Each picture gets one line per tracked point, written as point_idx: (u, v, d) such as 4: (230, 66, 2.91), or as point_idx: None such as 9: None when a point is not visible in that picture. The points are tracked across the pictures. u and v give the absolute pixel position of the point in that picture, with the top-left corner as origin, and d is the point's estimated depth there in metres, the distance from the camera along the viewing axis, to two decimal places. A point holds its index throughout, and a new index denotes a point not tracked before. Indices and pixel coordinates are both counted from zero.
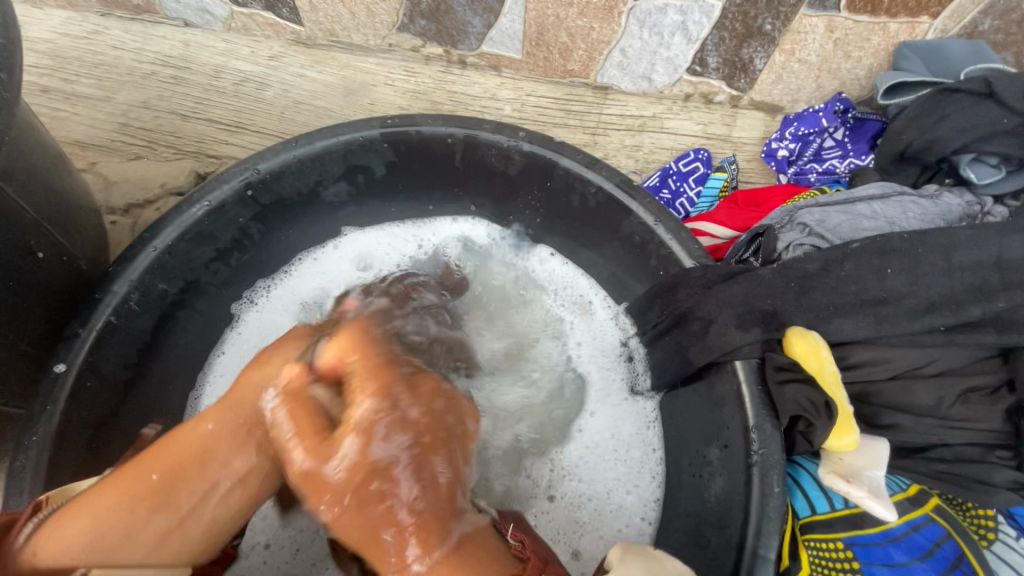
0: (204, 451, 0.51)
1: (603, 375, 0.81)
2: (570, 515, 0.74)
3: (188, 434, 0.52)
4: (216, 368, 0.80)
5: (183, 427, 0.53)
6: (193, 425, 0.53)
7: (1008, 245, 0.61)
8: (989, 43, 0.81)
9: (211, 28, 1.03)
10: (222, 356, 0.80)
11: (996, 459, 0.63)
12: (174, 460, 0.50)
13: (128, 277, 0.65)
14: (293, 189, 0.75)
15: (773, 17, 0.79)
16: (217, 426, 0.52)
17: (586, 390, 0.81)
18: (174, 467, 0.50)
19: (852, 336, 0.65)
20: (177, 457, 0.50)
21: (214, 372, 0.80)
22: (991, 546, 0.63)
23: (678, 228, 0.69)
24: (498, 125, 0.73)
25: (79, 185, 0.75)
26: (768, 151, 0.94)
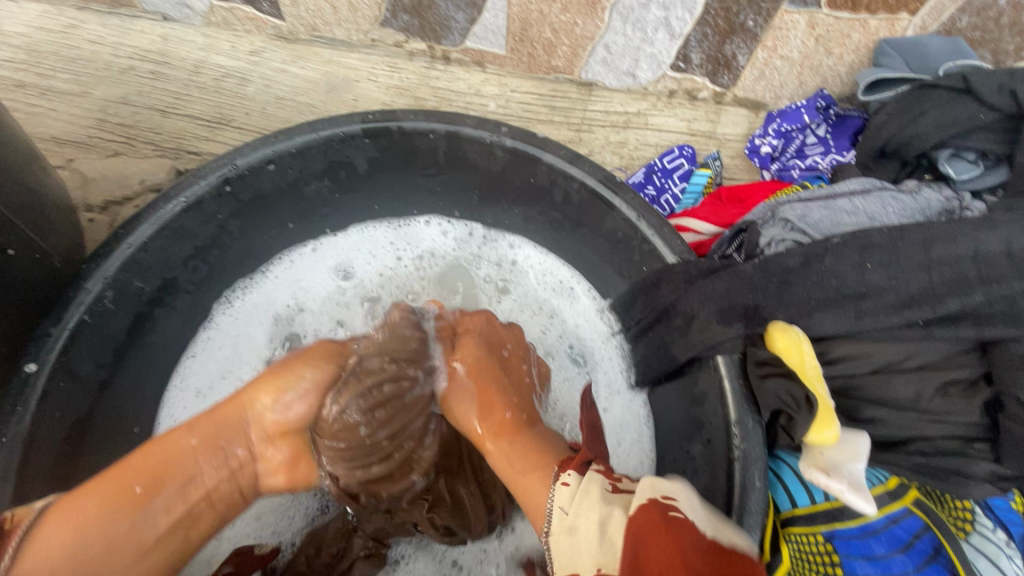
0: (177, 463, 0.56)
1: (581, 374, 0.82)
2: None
3: (164, 445, 0.56)
4: (189, 371, 0.79)
5: (158, 439, 0.57)
6: (176, 436, 0.57)
7: (985, 239, 0.61)
8: (967, 40, 0.82)
9: (190, 23, 1.01)
10: (195, 359, 0.80)
11: (974, 451, 0.65)
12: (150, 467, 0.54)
13: (102, 274, 0.64)
14: (273, 184, 0.74)
15: (755, 14, 0.79)
16: (201, 440, 0.58)
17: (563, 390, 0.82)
18: (156, 476, 0.54)
19: (833, 331, 0.65)
20: (153, 466, 0.55)
21: (185, 373, 0.79)
22: (969, 537, 0.63)
23: (661, 224, 0.68)
24: (480, 120, 0.72)
25: (54, 181, 0.73)
26: (751, 148, 0.95)
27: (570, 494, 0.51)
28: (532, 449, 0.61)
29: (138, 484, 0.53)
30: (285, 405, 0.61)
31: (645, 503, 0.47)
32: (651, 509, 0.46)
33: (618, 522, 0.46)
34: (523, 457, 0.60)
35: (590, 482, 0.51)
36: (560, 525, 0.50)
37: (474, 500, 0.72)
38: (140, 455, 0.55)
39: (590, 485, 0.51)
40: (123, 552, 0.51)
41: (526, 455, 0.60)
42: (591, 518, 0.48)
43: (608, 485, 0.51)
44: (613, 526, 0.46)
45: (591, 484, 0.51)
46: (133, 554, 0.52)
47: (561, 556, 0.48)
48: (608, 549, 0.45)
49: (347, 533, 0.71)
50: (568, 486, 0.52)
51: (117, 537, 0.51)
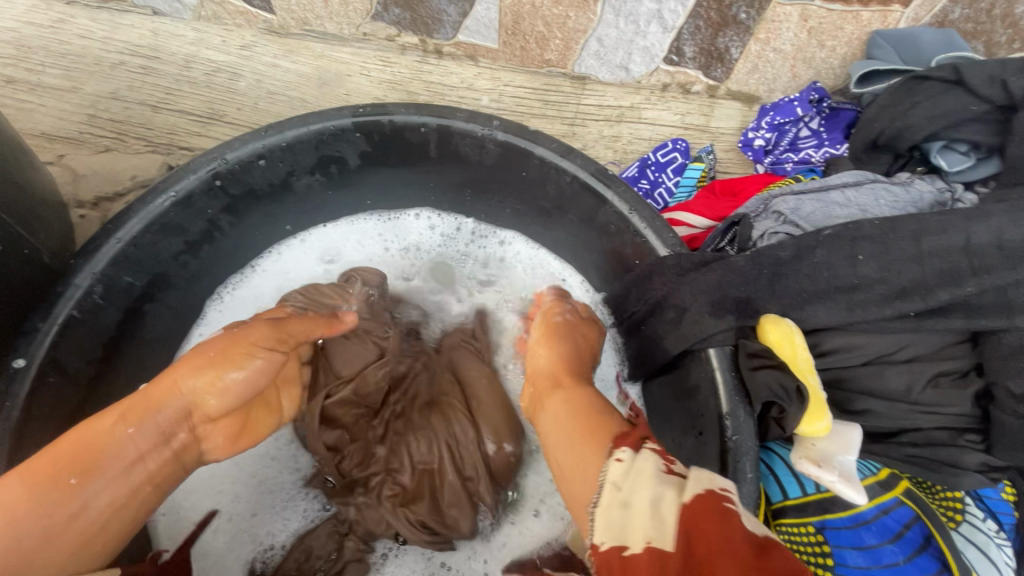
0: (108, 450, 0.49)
1: None
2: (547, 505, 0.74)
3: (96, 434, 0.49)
4: None
5: (90, 427, 0.50)
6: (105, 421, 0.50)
7: (976, 230, 0.61)
8: (959, 32, 0.82)
9: (181, 17, 1.00)
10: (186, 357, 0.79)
11: (965, 442, 0.65)
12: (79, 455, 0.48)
13: (91, 268, 0.63)
14: (263, 179, 0.74)
15: (747, 6, 0.79)
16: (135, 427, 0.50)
17: None
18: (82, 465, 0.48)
19: (825, 323, 0.65)
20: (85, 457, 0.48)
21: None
22: (959, 527, 0.64)
23: (653, 217, 0.68)
24: (471, 114, 0.72)
25: (43, 176, 0.73)
26: (744, 140, 0.95)
27: (625, 470, 0.42)
28: (592, 420, 0.51)
29: (60, 469, 0.47)
30: (228, 391, 0.54)
31: (700, 493, 0.38)
32: (704, 497, 0.37)
33: (665, 500, 0.38)
34: (580, 430, 0.51)
35: (646, 461, 0.42)
36: (612, 498, 0.41)
37: (455, 496, 0.67)
38: (65, 442, 0.49)
39: (645, 463, 0.42)
40: (53, 547, 0.46)
41: (583, 428, 0.51)
42: (644, 496, 0.39)
43: (663, 465, 0.42)
44: (667, 510, 0.37)
45: (646, 461, 0.42)
46: (72, 543, 0.47)
47: (609, 525, 0.39)
48: (659, 524, 0.36)
49: (334, 535, 0.68)
50: (623, 462, 0.43)
51: (53, 529, 0.46)
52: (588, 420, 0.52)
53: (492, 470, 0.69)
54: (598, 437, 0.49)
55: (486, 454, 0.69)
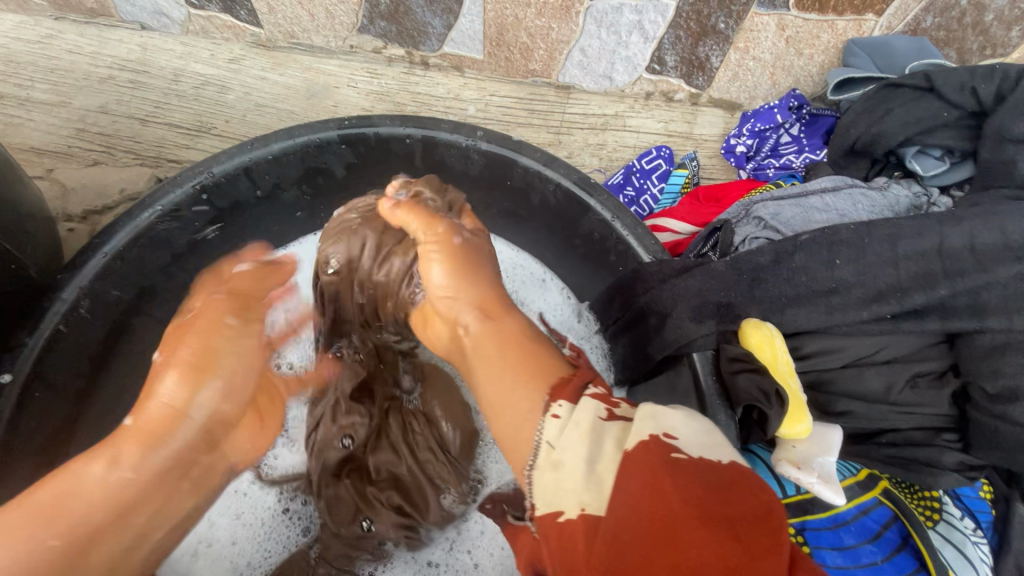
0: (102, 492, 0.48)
1: None
2: None
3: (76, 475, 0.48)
4: None
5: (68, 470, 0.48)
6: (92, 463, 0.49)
7: (949, 234, 0.62)
8: (933, 39, 0.84)
9: (169, 31, 1.02)
10: None
11: (943, 442, 0.66)
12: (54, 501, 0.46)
13: (77, 282, 0.64)
14: (249, 192, 0.74)
15: (726, 16, 0.81)
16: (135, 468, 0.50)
17: None
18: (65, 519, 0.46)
19: (805, 326, 0.66)
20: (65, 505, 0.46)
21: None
22: (936, 526, 0.64)
23: (635, 224, 0.69)
24: (455, 124, 0.73)
25: (31, 191, 0.73)
26: (726, 147, 0.96)
27: (559, 427, 0.43)
28: (523, 353, 0.51)
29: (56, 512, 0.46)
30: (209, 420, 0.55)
31: (642, 440, 0.39)
32: (646, 447, 0.39)
33: (611, 461, 0.39)
34: (510, 361, 0.51)
35: (583, 412, 0.43)
36: (545, 460, 0.42)
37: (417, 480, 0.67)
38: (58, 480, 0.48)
39: (583, 414, 0.43)
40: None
41: (518, 370, 0.50)
42: (579, 454, 0.40)
43: (604, 413, 0.43)
44: (605, 465, 0.39)
45: (582, 413, 0.43)
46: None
47: (543, 491, 0.41)
48: (594, 486, 0.38)
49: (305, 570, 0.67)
50: (558, 417, 0.44)
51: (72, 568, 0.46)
52: (520, 357, 0.51)
53: (452, 450, 0.70)
54: (529, 380, 0.48)
55: (443, 436, 0.70)
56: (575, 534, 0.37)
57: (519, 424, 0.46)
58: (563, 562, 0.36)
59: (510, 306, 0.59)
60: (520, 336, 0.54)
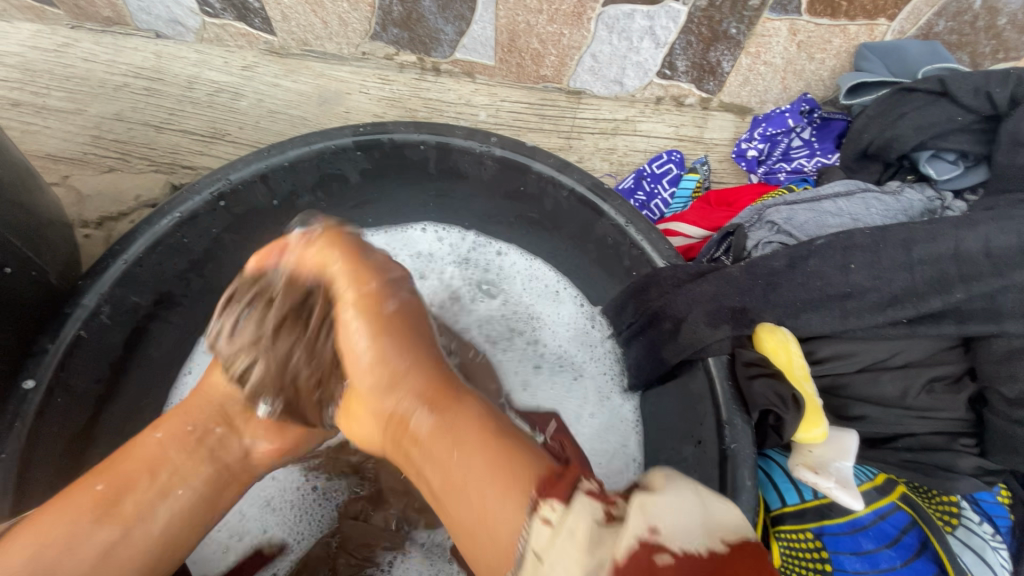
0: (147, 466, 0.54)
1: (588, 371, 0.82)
2: None
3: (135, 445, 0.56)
4: (182, 387, 0.80)
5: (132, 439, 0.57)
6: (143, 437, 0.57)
7: (965, 238, 0.62)
8: (945, 43, 0.84)
9: (183, 39, 1.03)
10: (190, 375, 0.81)
11: (960, 446, 0.66)
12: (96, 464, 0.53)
13: (98, 289, 0.65)
14: (265, 199, 0.75)
15: (737, 22, 0.81)
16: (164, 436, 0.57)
17: (575, 375, 0.82)
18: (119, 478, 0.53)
19: (820, 331, 0.66)
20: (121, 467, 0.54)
21: (177, 393, 0.79)
22: (955, 532, 0.65)
23: (649, 229, 0.70)
24: (469, 131, 0.73)
25: (51, 199, 0.74)
26: (738, 152, 0.96)
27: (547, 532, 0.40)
28: (498, 453, 0.46)
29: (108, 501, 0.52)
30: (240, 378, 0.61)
31: (632, 545, 0.37)
32: (634, 553, 0.37)
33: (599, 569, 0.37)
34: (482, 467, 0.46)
35: (579, 515, 0.40)
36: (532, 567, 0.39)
37: None
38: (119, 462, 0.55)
39: (578, 521, 0.39)
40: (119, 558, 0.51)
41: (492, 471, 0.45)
42: (569, 565, 0.37)
43: (601, 516, 0.40)
44: None
45: (579, 520, 0.39)
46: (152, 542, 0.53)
47: None
48: None
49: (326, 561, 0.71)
50: (549, 523, 0.40)
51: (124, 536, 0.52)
52: (494, 457, 0.46)
53: None
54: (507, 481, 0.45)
55: None
56: None
57: (505, 526, 0.43)
58: None
59: (463, 389, 0.54)
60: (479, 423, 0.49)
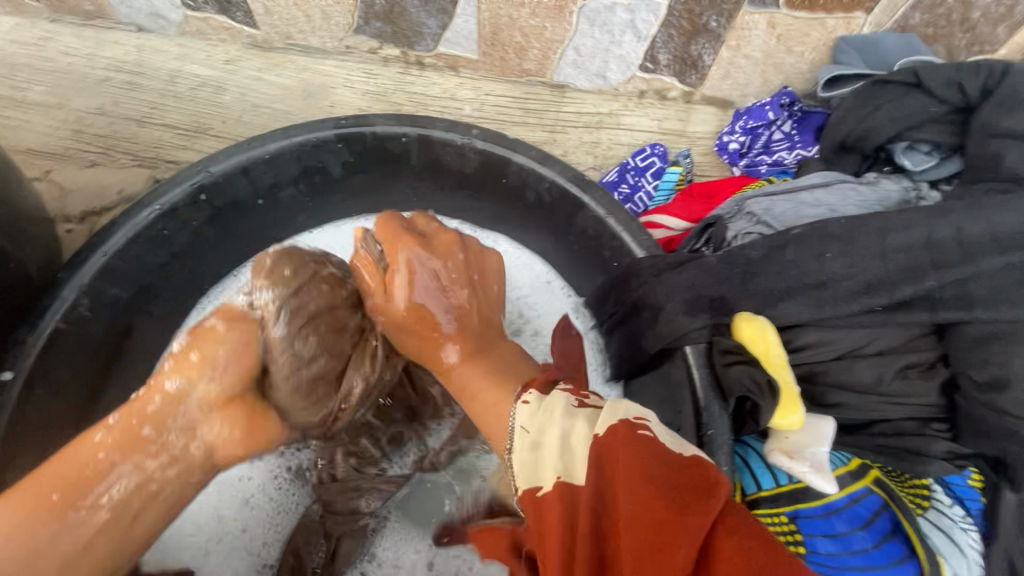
0: (97, 475, 0.50)
1: None
2: None
3: (77, 447, 0.51)
4: None
5: (82, 434, 0.52)
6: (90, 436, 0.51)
7: (936, 226, 0.63)
8: (920, 36, 0.85)
9: (165, 33, 1.02)
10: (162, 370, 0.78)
11: (933, 431, 0.67)
12: (51, 472, 0.50)
13: (77, 282, 0.64)
14: (247, 191, 0.75)
15: (717, 15, 0.82)
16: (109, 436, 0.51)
17: None
18: (74, 483, 0.49)
19: (797, 320, 0.67)
20: (72, 469, 0.50)
21: None
22: (926, 513, 0.66)
23: (629, 220, 0.71)
24: (451, 123, 0.74)
25: (30, 192, 0.73)
26: (720, 144, 0.97)
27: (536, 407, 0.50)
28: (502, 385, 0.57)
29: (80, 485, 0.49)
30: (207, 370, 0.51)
31: (613, 425, 0.44)
32: (615, 431, 0.43)
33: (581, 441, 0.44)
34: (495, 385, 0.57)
35: (554, 400, 0.49)
36: (525, 437, 0.48)
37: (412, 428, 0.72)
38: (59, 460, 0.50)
39: (554, 402, 0.49)
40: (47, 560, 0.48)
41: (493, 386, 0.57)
42: (557, 434, 0.45)
43: (574, 401, 0.49)
44: (575, 447, 0.44)
45: (554, 402, 0.49)
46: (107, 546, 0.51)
47: (524, 469, 0.46)
48: (568, 460, 0.43)
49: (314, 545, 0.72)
50: (528, 404, 0.51)
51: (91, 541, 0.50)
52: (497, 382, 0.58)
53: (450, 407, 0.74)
54: (500, 387, 0.57)
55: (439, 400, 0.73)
56: (549, 507, 0.41)
57: (493, 405, 0.56)
58: (540, 528, 0.42)
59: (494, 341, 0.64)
60: (512, 357, 0.62)
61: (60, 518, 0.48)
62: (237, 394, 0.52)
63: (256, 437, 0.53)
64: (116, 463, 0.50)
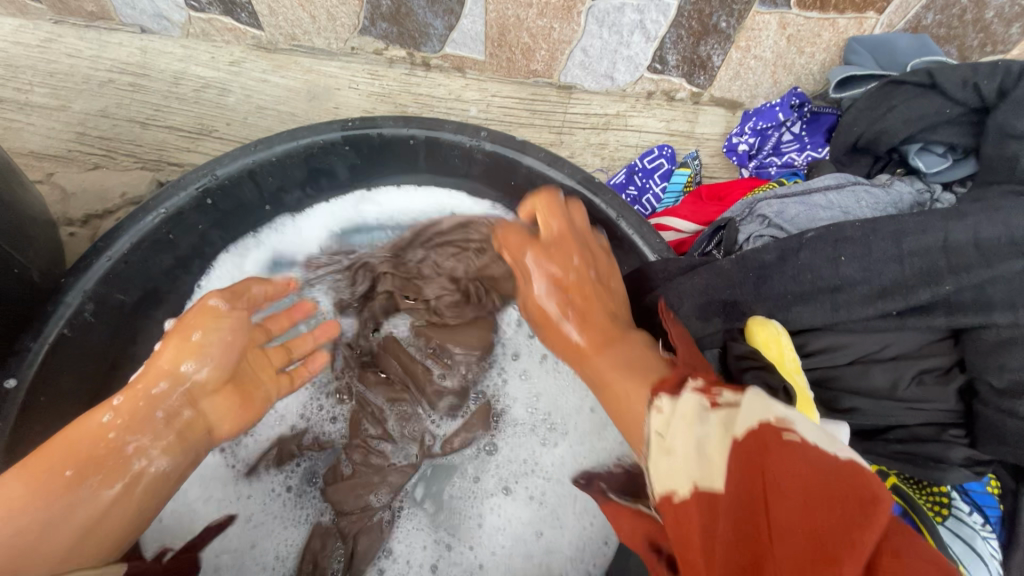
0: (112, 453, 0.52)
1: None
2: (522, 486, 0.73)
3: (80, 427, 0.52)
4: None
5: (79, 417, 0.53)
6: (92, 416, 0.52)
7: (954, 229, 0.62)
8: (933, 36, 0.84)
9: (169, 35, 1.01)
10: None
11: (950, 437, 0.66)
12: (57, 451, 0.50)
13: (81, 287, 0.64)
14: (253, 194, 0.74)
15: (727, 15, 0.81)
16: (116, 415, 0.53)
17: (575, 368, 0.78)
18: (87, 459, 0.51)
19: (811, 324, 0.66)
20: (81, 448, 0.51)
21: None
22: (946, 521, 0.66)
23: (640, 223, 0.70)
24: (459, 125, 0.72)
25: (33, 196, 0.72)
26: (729, 146, 0.96)
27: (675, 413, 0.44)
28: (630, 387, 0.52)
29: (90, 462, 0.51)
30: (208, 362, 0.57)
31: (753, 426, 0.37)
32: (757, 433, 0.37)
33: (715, 440, 0.39)
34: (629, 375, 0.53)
35: (685, 404, 0.44)
36: (660, 442, 0.43)
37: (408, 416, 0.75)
38: (58, 441, 0.51)
39: (685, 406, 0.44)
40: (57, 537, 0.47)
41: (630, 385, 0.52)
42: (689, 438, 0.41)
43: (707, 401, 0.43)
44: (711, 446, 0.39)
45: (685, 405, 0.44)
46: (119, 524, 0.52)
47: (659, 474, 0.41)
48: (703, 464, 0.38)
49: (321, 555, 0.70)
50: (661, 412, 0.45)
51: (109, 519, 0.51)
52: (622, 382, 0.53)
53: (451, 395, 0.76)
54: (637, 379, 0.52)
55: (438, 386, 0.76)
56: (688, 510, 0.37)
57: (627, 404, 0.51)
58: (681, 538, 0.37)
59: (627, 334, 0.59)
60: (641, 349, 0.56)
61: (71, 497, 0.49)
62: (230, 378, 0.60)
63: (251, 407, 0.62)
64: (129, 441, 0.53)
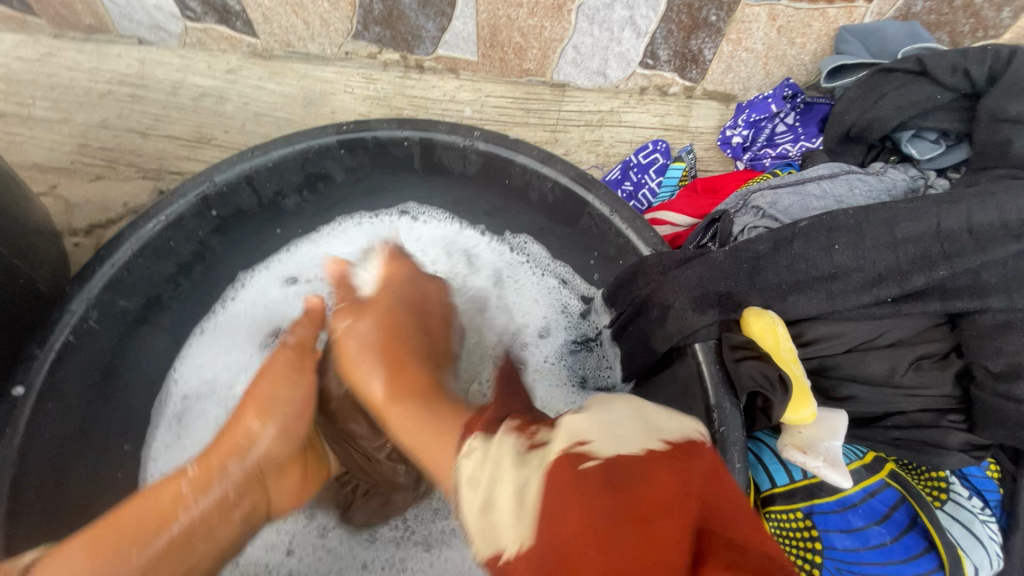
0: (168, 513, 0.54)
1: (585, 367, 0.83)
2: None
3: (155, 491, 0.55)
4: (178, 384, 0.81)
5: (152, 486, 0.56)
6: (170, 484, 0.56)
7: (947, 215, 0.62)
8: (923, 23, 0.84)
9: (166, 45, 1.02)
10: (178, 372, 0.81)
11: (948, 423, 0.66)
12: (130, 528, 0.52)
13: (85, 295, 0.65)
14: (252, 199, 0.75)
15: (717, 9, 0.81)
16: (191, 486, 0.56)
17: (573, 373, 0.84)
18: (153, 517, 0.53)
19: (807, 314, 0.66)
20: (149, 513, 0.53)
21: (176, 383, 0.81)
22: (944, 506, 0.66)
23: (633, 217, 0.70)
24: (452, 126, 0.73)
25: (38, 207, 0.73)
26: (723, 139, 0.97)
27: (479, 458, 0.41)
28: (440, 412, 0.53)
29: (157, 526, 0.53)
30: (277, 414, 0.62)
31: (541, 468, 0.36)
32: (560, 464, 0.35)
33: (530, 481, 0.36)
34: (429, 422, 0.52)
35: (501, 446, 0.40)
36: (474, 489, 0.39)
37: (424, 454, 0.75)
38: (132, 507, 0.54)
39: (501, 450, 0.40)
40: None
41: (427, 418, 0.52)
42: (508, 489, 0.37)
43: (524, 444, 0.39)
44: (531, 493, 0.35)
45: (503, 448, 0.40)
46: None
47: (485, 535, 0.37)
48: (524, 516, 0.35)
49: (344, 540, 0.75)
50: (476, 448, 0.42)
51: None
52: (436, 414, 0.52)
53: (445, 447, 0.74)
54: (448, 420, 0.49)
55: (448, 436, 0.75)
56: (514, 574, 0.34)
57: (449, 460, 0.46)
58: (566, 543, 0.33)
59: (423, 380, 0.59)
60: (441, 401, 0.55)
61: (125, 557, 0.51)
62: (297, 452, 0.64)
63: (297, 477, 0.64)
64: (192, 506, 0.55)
